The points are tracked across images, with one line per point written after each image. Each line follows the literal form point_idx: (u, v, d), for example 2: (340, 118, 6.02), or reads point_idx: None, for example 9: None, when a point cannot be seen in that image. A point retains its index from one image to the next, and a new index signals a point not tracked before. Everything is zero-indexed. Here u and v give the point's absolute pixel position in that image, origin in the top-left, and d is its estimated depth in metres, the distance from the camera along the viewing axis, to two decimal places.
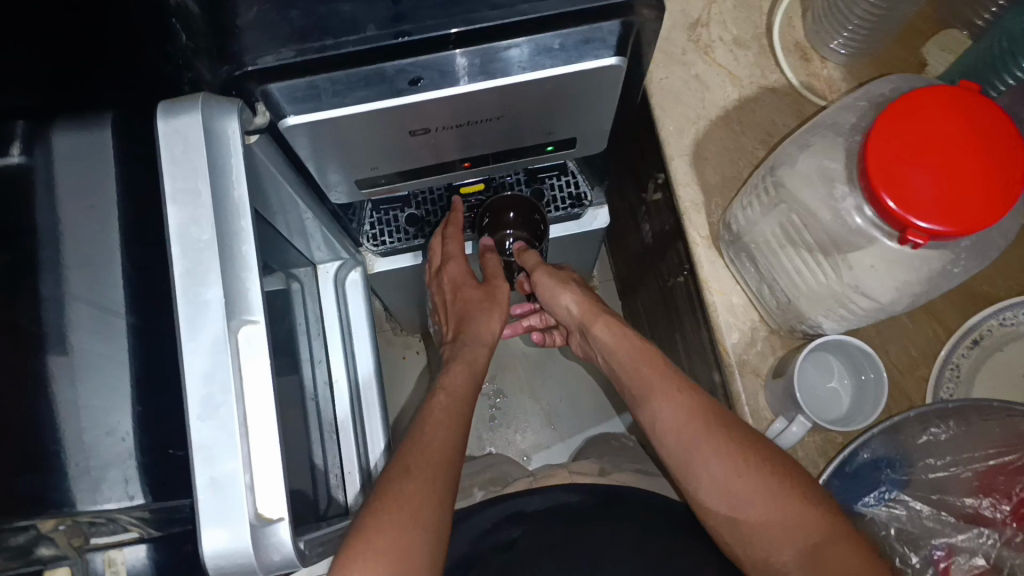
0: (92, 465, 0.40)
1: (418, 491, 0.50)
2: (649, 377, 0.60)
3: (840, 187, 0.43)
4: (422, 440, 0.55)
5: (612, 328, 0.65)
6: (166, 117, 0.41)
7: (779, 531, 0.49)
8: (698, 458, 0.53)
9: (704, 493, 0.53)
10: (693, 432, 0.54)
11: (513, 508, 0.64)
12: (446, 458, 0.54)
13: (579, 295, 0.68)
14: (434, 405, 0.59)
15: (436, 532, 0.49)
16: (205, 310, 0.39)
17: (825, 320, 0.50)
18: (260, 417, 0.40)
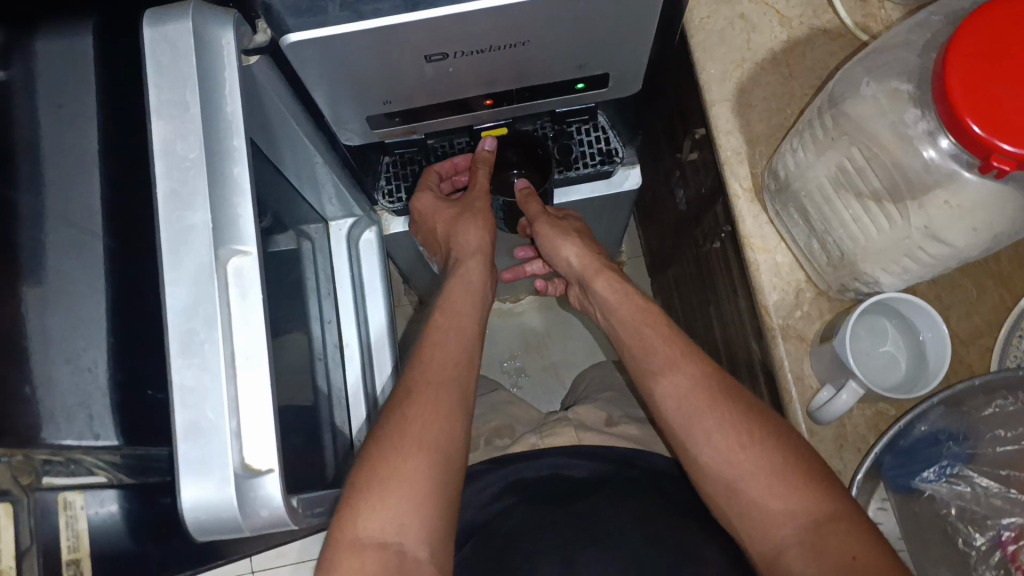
0: (58, 405, 0.36)
1: (425, 416, 0.50)
2: (651, 340, 0.56)
3: (911, 112, 0.39)
4: (430, 362, 0.55)
5: (614, 283, 0.64)
6: (154, 24, 0.37)
7: (779, 506, 0.46)
8: (699, 428, 0.50)
9: (702, 463, 0.49)
10: (696, 398, 0.51)
11: (516, 476, 0.62)
12: (450, 388, 0.53)
13: (580, 250, 0.66)
14: (433, 341, 0.57)
15: (445, 463, 0.49)
16: (190, 235, 0.35)
17: (883, 274, 0.45)
18: (249, 357, 0.36)
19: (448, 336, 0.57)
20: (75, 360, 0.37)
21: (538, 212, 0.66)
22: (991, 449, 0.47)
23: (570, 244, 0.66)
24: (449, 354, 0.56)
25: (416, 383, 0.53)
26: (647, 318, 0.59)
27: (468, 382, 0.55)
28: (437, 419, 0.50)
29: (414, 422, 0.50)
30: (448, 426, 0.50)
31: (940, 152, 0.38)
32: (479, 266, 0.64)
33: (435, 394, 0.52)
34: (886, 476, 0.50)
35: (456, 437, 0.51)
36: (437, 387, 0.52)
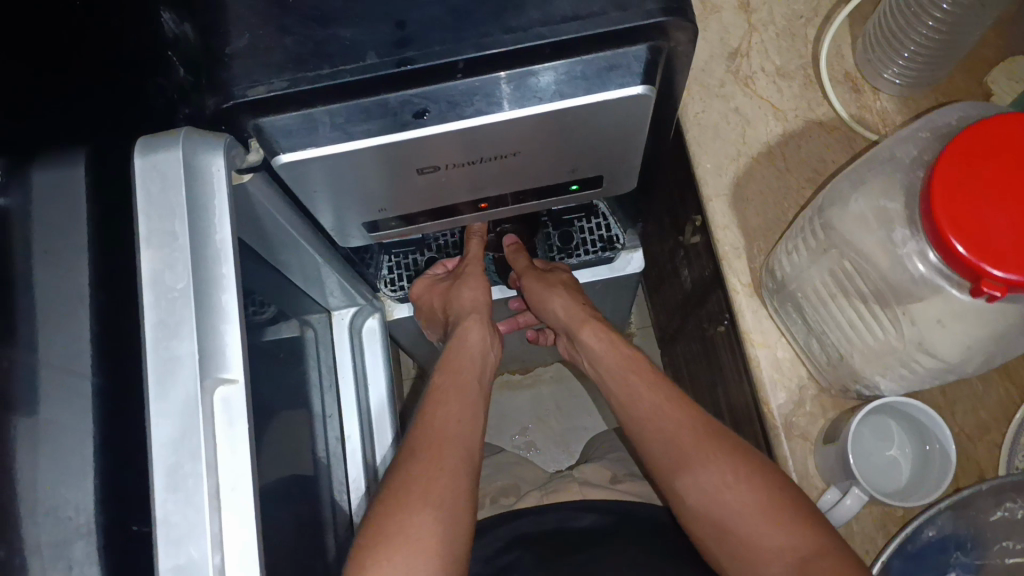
0: (45, 545, 0.35)
1: (426, 473, 0.51)
2: (638, 391, 0.58)
3: (900, 230, 0.39)
4: (436, 426, 0.55)
5: (600, 334, 0.64)
6: (144, 153, 0.37)
7: (763, 539, 0.46)
8: (687, 465, 0.51)
9: (692, 502, 0.50)
10: (683, 442, 0.53)
11: (517, 531, 0.64)
12: (454, 445, 0.53)
13: (568, 300, 0.66)
14: (437, 409, 0.57)
15: (450, 516, 0.49)
16: (176, 367, 0.35)
17: (884, 380, 0.44)
18: (232, 485, 0.35)
19: (450, 395, 0.58)
20: (57, 510, 0.36)
21: (526, 268, 0.67)
22: (998, 559, 0.48)
23: (557, 295, 0.66)
24: (454, 413, 0.56)
25: (418, 440, 0.54)
26: (632, 368, 0.61)
27: (475, 435, 0.56)
28: (442, 473, 0.51)
29: (419, 480, 0.50)
30: (453, 479, 0.51)
31: (929, 266, 0.37)
32: (477, 327, 0.64)
33: (440, 450, 0.53)
34: None
35: (459, 490, 0.51)
36: (443, 444, 0.53)
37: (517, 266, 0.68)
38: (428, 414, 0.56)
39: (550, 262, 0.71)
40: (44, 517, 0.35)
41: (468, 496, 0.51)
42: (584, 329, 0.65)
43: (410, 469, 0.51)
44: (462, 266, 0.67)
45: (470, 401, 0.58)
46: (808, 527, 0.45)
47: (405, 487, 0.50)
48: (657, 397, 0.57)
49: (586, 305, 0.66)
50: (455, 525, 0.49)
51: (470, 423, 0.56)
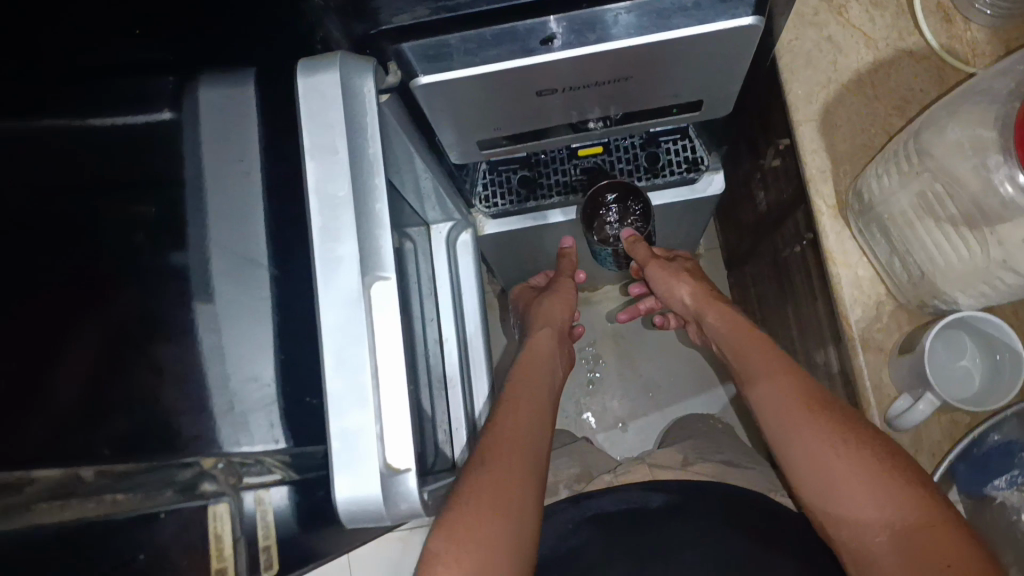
0: (236, 407, 0.51)
1: (489, 480, 0.51)
2: (757, 369, 0.59)
3: (993, 156, 0.42)
4: (501, 436, 0.56)
5: (723, 314, 0.69)
6: (306, 75, 0.42)
7: (863, 509, 0.46)
8: (799, 435, 0.51)
9: (797, 469, 0.51)
10: (793, 409, 0.53)
11: (590, 511, 0.62)
12: (529, 457, 0.55)
13: (693, 286, 0.73)
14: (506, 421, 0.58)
15: (512, 525, 0.49)
16: (338, 265, 0.40)
17: (962, 296, 0.50)
18: (389, 367, 0.41)
19: (521, 413, 0.59)
20: (256, 377, 0.52)
21: (649, 259, 0.74)
22: None
23: (680, 282, 0.73)
24: (525, 418, 0.58)
25: (486, 448, 0.54)
26: (756, 348, 0.61)
27: (540, 451, 0.57)
28: (508, 485, 0.51)
29: (484, 490, 0.50)
30: (514, 486, 0.51)
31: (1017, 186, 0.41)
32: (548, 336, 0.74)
33: (504, 459, 0.53)
34: (960, 482, 0.53)
35: (525, 500, 0.51)
36: (513, 443, 0.55)
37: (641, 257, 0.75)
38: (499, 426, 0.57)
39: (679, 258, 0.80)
40: (240, 385, 0.51)
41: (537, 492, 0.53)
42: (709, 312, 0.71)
43: (481, 473, 0.52)
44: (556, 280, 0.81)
45: (543, 421, 0.60)
46: (907, 498, 0.45)
47: (470, 497, 0.50)
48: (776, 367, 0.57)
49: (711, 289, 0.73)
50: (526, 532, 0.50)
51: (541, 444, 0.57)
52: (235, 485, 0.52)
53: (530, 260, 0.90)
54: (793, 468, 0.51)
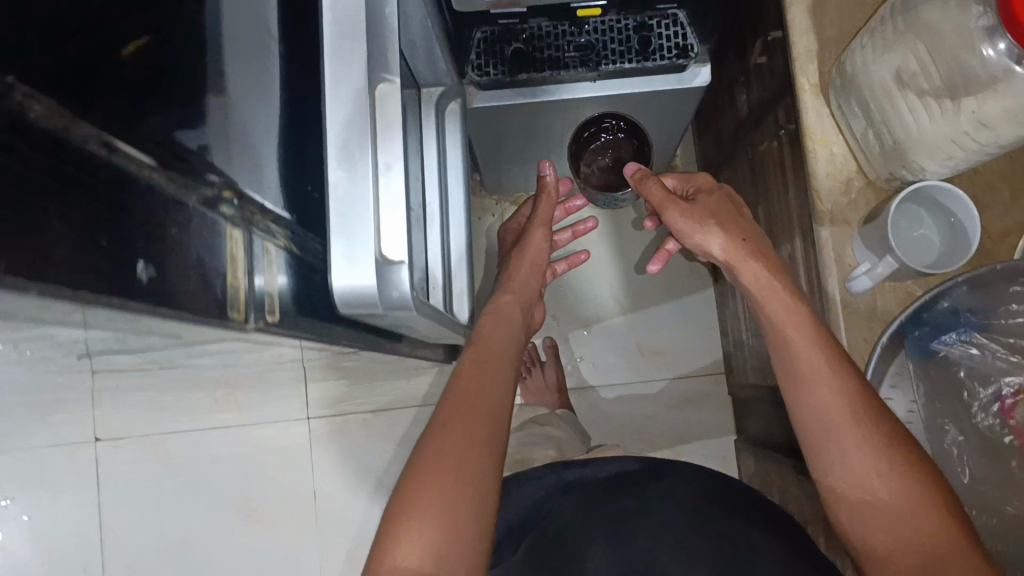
0: None
1: (451, 440, 0.50)
2: (795, 348, 0.55)
3: (976, 10, 0.47)
4: (463, 395, 0.54)
5: (757, 273, 0.61)
6: None
7: (904, 533, 0.48)
8: (842, 448, 0.51)
9: (837, 476, 0.51)
10: (839, 419, 0.51)
11: (561, 479, 0.73)
12: (490, 418, 0.53)
13: (715, 230, 0.65)
14: (468, 380, 0.55)
15: (481, 494, 0.49)
16: (346, 59, 0.42)
17: (929, 162, 0.53)
18: (389, 166, 0.43)
19: (483, 367, 0.57)
20: None
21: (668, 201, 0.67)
22: (1004, 322, 0.55)
23: (698, 225, 0.66)
24: (477, 379, 0.55)
25: (448, 408, 0.53)
26: (783, 312, 0.57)
27: (504, 408, 0.54)
28: (475, 449, 0.50)
29: (448, 452, 0.49)
30: (478, 451, 0.50)
31: (998, 53, 0.46)
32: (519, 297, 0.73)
33: (468, 418, 0.51)
34: (910, 342, 0.57)
35: (491, 467, 0.50)
36: (464, 410, 0.52)
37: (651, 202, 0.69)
38: (462, 384, 0.54)
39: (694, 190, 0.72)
40: None
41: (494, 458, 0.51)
42: (737, 263, 0.63)
43: (438, 434, 0.51)
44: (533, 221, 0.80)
45: (503, 372, 0.57)
46: (947, 532, 0.46)
47: (430, 460, 0.49)
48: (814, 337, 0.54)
49: (740, 231, 0.64)
50: (486, 508, 0.49)
51: (502, 398, 0.55)
52: (248, 218, 0.45)
53: (509, 140, 0.91)
54: (832, 473, 0.52)
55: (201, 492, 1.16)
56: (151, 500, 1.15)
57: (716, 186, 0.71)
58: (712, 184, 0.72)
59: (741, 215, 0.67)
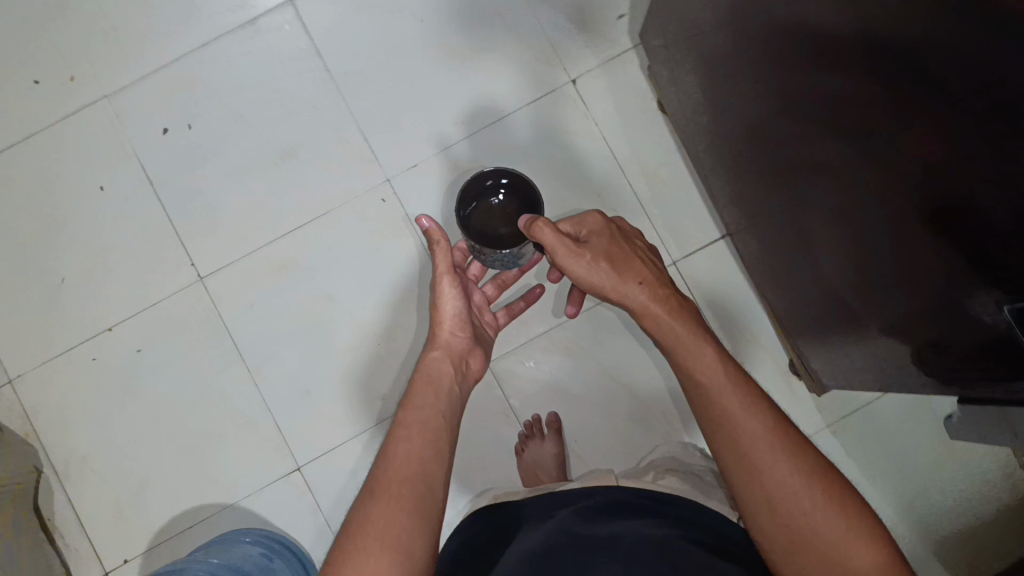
0: None
1: (383, 515, 0.70)
2: (726, 386, 0.70)
3: None
4: (392, 462, 0.76)
5: (659, 317, 0.82)
6: None
7: (842, 542, 0.60)
8: (772, 480, 0.63)
9: (764, 500, 0.63)
10: (762, 450, 0.64)
11: (560, 503, 0.88)
12: (408, 484, 0.73)
13: (620, 278, 0.85)
14: (399, 446, 0.78)
15: (406, 558, 0.67)
16: None
17: None
18: None
19: (412, 432, 0.80)
20: None
21: (553, 235, 0.84)
22: None
23: (601, 274, 0.85)
24: (425, 436, 0.79)
25: (379, 480, 0.74)
26: (687, 346, 0.76)
27: (423, 472, 0.75)
28: (392, 511, 0.70)
29: (375, 520, 0.69)
30: (400, 510, 0.71)
31: None
32: (442, 359, 0.93)
33: (394, 491, 0.72)
34: None
35: (412, 536, 0.69)
36: (416, 456, 0.77)
37: (546, 242, 0.85)
38: (392, 452, 0.77)
39: (588, 238, 0.89)
40: None
41: (413, 518, 0.71)
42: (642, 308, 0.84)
43: (370, 502, 0.72)
44: (443, 263, 0.96)
45: (423, 435, 0.80)
46: (872, 542, 0.60)
47: (362, 532, 0.68)
48: (720, 373, 0.71)
49: (640, 276, 0.85)
50: (416, 549, 0.68)
51: (418, 460, 0.76)
52: None
53: None
54: (760, 511, 0.63)
55: (563, 189, 1.16)
56: (540, 148, 1.16)
57: (604, 226, 0.90)
58: (600, 222, 0.90)
59: (630, 256, 0.88)
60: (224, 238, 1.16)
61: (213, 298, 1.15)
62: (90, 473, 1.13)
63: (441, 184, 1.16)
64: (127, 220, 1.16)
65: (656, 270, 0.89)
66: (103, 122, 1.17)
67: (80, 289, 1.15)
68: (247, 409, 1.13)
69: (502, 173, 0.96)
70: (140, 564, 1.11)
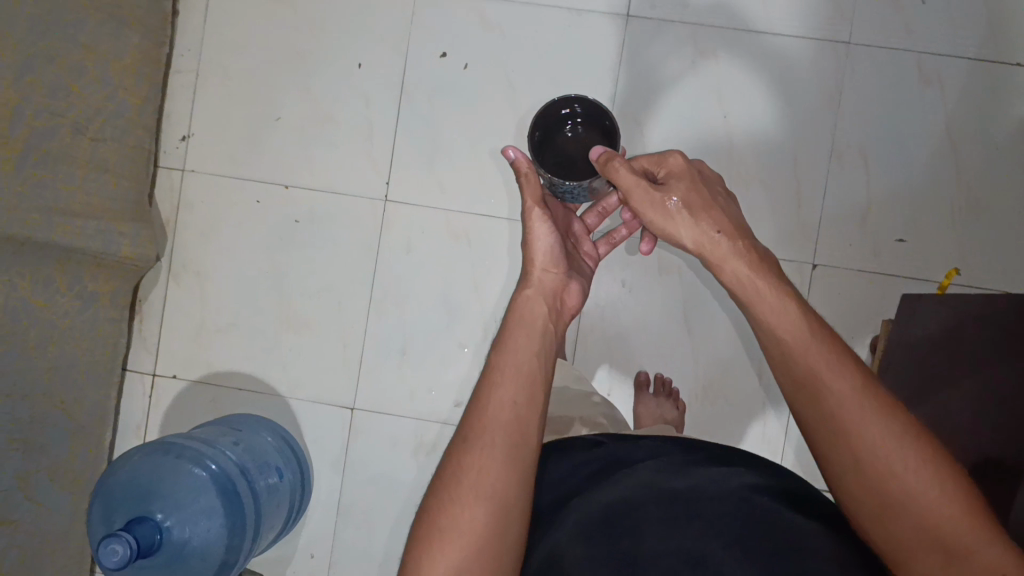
0: None
1: (486, 464, 0.63)
2: (813, 350, 0.65)
3: None
4: (488, 406, 0.68)
5: (733, 277, 0.77)
6: None
7: (926, 500, 0.57)
8: (861, 441, 0.59)
9: (850, 474, 0.60)
10: (852, 418, 0.60)
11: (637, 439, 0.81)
12: (507, 428, 0.66)
13: (692, 222, 0.82)
14: (495, 380, 0.70)
15: (510, 512, 0.62)
16: None
17: None
18: None
19: (506, 370, 0.71)
20: None
21: (614, 171, 0.84)
22: None
23: (674, 221, 0.83)
24: (517, 380, 0.69)
25: (471, 424, 0.67)
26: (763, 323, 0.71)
27: (529, 417, 0.68)
28: (494, 458, 0.64)
29: (473, 471, 0.63)
30: (501, 457, 0.64)
31: None
32: (551, 279, 0.88)
33: (490, 436, 0.65)
34: None
35: (511, 486, 0.63)
36: (506, 401, 0.68)
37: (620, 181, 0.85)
38: (483, 392, 0.69)
39: (669, 179, 0.86)
40: None
41: (517, 460, 0.64)
42: (714, 258, 0.80)
43: (461, 451, 0.65)
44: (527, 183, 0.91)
45: (527, 365, 0.72)
46: (959, 503, 0.56)
47: (456, 483, 0.63)
48: (807, 329, 0.67)
49: (716, 224, 0.81)
50: (519, 496, 0.63)
51: (522, 399, 0.69)
52: None
53: None
54: (844, 474, 0.61)
55: (732, 353, 1.12)
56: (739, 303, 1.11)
57: (686, 168, 0.86)
58: (681, 163, 0.86)
59: (706, 197, 0.84)
60: (427, 179, 1.15)
61: (382, 222, 1.15)
62: (193, 290, 1.18)
63: (636, 272, 1.13)
64: (361, 106, 1.15)
65: (737, 217, 0.84)
66: (396, 8, 1.15)
67: (286, 138, 1.16)
68: (348, 329, 1.16)
69: (568, 100, 0.96)
70: (184, 388, 1.18)
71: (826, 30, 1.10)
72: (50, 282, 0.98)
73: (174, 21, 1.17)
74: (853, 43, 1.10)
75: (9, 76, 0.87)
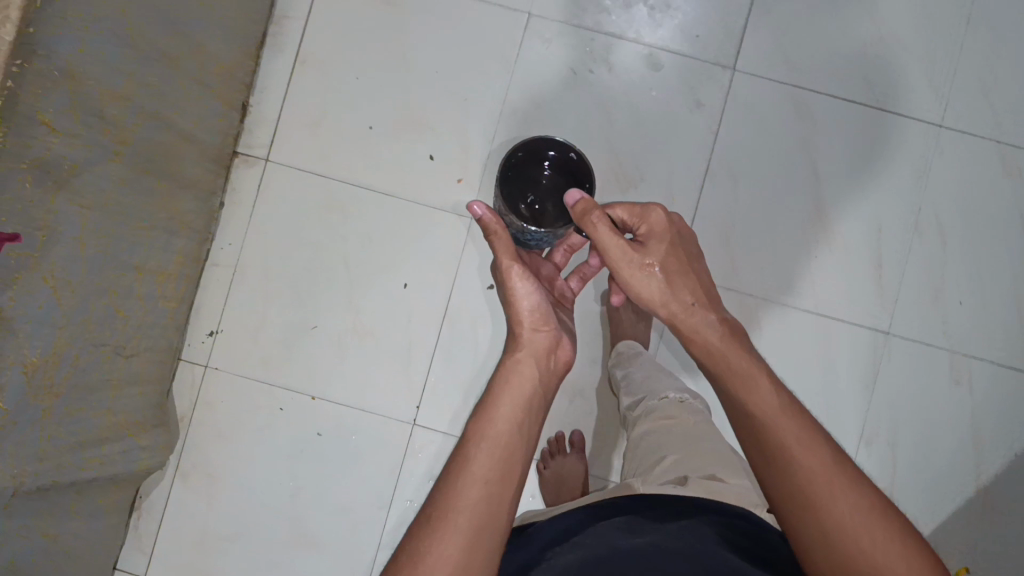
0: None
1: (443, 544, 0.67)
2: (783, 424, 0.74)
3: None
4: (458, 483, 0.73)
5: (705, 343, 0.86)
6: None
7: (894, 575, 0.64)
8: (828, 510, 0.67)
9: (820, 543, 0.67)
10: (817, 489, 0.68)
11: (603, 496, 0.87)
12: (475, 507, 0.71)
13: (668, 289, 0.89)
14: (472, 457, 0.75)
15: None
16: None
17: None
18: None
19: (483, 449, 0.75)
20: None
21: (592, 222, 0.87)
22: None
23: (650, 282, 0.90)
24: (494, 453, 0.75)
25: (441, 501, 0.71)
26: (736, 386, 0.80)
27: (498, 499, 0.72)
28: (456, 538, 0.68)
29: (435, 548, 0.67)
30: (464, 538, 0.68)
31: None
32: (538, 338, 0.91)
33: (453, 517, 0.69)
34: None
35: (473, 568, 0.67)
36: (479, 477, 0.73)
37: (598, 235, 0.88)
38: (456, 470, 0.74)
39: (647, 238, 0.92)
40: None
41: (479, 543, 0.68)
42: (685, 323, 0.88)
43: (427, 529, 0.69)
44: (501, 240, 0.94)
45: (505, 446, 0.76)
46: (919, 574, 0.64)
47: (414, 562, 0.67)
48: (774, 403, 0.76)
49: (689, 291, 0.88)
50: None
51: (490, 476, 0.73)
52: None
53: None
54: (809, 539, 0.68)
55: None
56: None
57: (665, 229, 0.91)
58: (661, 221, 0.92)
59: (679, 259, 0.91)
60: (460, 408, 1.14)
61: (409, 448, 1.13)
62: (200, 493, 1.13)
63: None
64: (402, 327, 1.14)
65: (707, 280, 0.92)
66: (452, 236, 1.15)
67: (321, 349, 1.14)
68: (359, 555, 1.12)
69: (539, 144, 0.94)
70: None
71: (868, 316, 1.14)
72: (67, 513, 0.91)
73: (219, 215, 1.13)
74: (892, 333, 1.14)
75: (65, 323, 0.82)
